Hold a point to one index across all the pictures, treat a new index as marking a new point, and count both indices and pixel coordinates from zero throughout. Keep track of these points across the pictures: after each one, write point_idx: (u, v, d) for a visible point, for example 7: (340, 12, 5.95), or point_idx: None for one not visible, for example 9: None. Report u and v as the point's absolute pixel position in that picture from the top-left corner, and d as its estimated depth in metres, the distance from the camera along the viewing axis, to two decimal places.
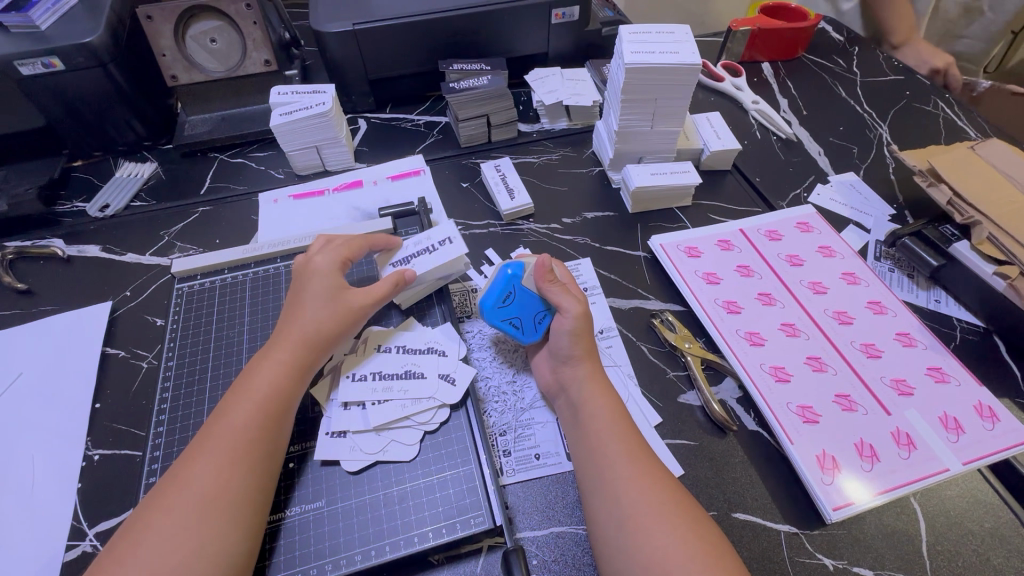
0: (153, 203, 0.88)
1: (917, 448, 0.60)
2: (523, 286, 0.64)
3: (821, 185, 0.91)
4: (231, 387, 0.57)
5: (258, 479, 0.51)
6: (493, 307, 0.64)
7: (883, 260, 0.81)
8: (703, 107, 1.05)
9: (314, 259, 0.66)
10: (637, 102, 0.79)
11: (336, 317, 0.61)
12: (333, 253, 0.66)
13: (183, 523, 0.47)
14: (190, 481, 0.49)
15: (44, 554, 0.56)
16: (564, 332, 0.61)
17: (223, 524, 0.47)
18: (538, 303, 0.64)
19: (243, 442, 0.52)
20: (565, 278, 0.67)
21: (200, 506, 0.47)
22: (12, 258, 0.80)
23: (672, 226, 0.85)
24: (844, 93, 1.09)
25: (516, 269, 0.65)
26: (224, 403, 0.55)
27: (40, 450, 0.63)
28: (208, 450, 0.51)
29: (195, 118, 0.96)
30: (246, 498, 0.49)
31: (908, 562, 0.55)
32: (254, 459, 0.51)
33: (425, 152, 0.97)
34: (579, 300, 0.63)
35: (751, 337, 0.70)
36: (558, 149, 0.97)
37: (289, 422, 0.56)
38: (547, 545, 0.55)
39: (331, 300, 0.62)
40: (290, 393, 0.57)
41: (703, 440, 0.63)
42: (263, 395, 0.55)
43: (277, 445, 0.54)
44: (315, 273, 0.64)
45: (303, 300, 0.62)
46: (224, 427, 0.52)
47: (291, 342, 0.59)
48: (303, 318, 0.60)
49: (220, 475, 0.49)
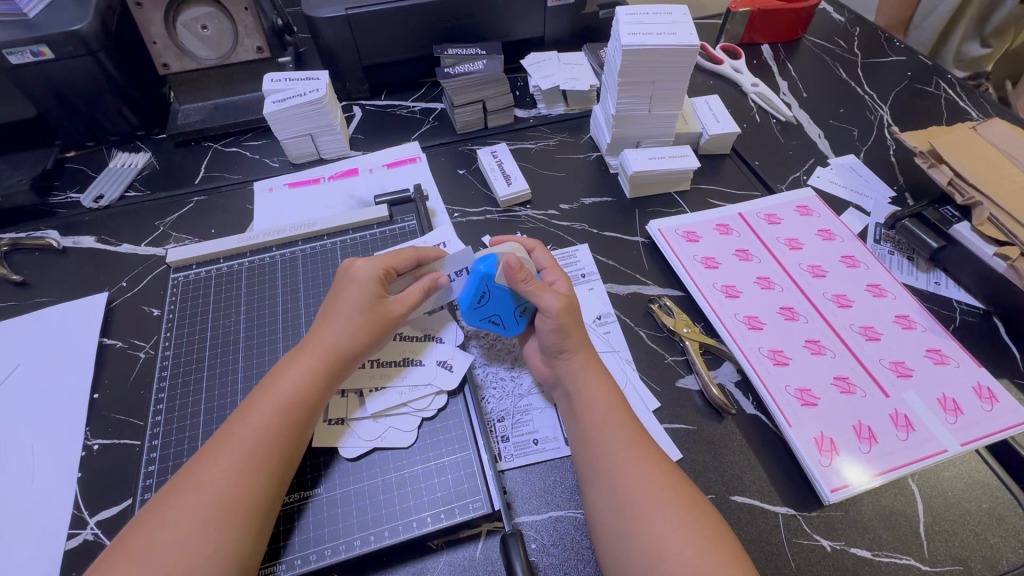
0: (148, 194, 0.88)
1: (916, 429, 0.60)
2: (495, 283, 0.61)
3: (821, 168, 0.90)
4: (257, 388, 0.55)
5: (274, 486, 0.51)
6: (469, 307, 0.63)
7: (883, 243, 0.80)
8: (701, 90, 1.04)
9: (358, 262, 0.62)
10: (634, 84, 0.78)
11: (370, 329, 0.59)
12: (377, 260, 0.62)
13: (196, 526, 0.46)
14: (207, 483, 0.48)
15: (46, 541, 0.57)
16: (549, 330, 0.59)
17: (237, 529, 0.47)
18: (512, 299, 0.62)
19: (262, 448, 0.51)
20: (542, 264, 0.66)
21: (215, 510, 0.47)
22: (8, 250, 0.80)
23: (670, 210, 0.85)
24: (845, 74, 1.07)
25: (487, 267, 0.61)
26: (249, 405, 0.54)
27: (40, 440, 0.63)
28: (230, 454, 0.50)
29: (189, 107, 0.95)
30: (261, 503, 0.49)
31: (906, 542, 0.55)
32: (272, 465, 0.51)
33: (420, 138, 0.96)
34: (557, 295, 0.60)
35: (750, 320, 0.70)
36: (555, 135, 0.96)
37: (309, 429, 0.55)
38: (546, 529, 0.55)
39: (368, 311, 0.59)
40: (314, 402, 0.55)
41: (701, 423, 0.63)
42: (287, 402, 0.54)
43: (295, 451, 0.53)
44: (354, 279, 0.61)
45: (339, 307, 0.59)
46: (248, 431, 0.52)
47: (319, 350, 0.57)
48: (336, 328, 0.58)
49: (239, 479, 0.49)
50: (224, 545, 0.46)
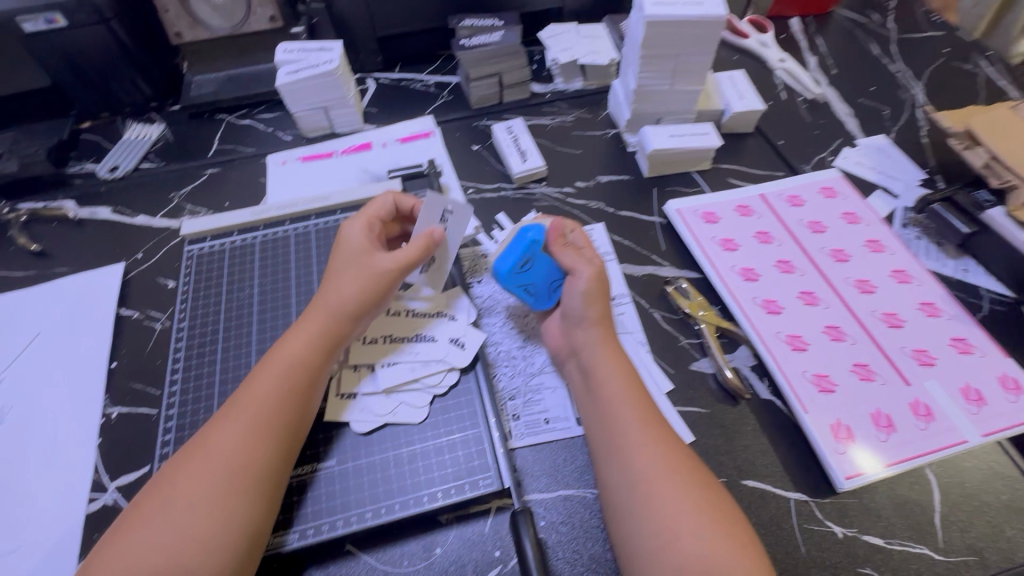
0: (162, 165, 0.87)
1: (936, 419, 0.59)
2: (540, 252, 0.62)
3: (848, 148, 0.87)
4: (264, 357, 0.56)
5: (283, 451, 0.51)
6: (510, 272, 0.62)
7: (909, 227, 0.77)
8: (726, 65, 1.00)
9: (349, 228, 0.63)
10: (656, 58, 0.75)
11: (362, 287, 0.58)
12: (361, 219, 0.63)
13: (205, 492, 0.46)
14: (214, 450, 0.49)
15: (68, 503, 0.58)
16: (577, 293, 0.60)
17: (246, 494, 0.47)
18: (553, 270, 0.63)
19: (267, 414, 0.51)
20: (581, 243, 0.65)
21: (223, 474, 0.47)
22: (26, 220, 0.80)
23: (689, 190, 0.82)
24: (878, 50, 1.02)
25: (536, 235, 0.63)
26: (254, 372, 0.54)
27: (61, 407, 0.65)
28: (236, 421, 0.50)
29: (201, 77, 0.94)
30: (269, 469, 0.49)
31: (920, 532, 0.54)
32: (278, 430, 0.51)
33: (435, 113, 0.94)
34: (591, 262, 0.62)
35: (768, 304, 0.68)
36: (572, 111, 0.93)
37: (316, 395, 0.55)
38: (555, 507, 0.56)
39: (359, 271, 0.59)
40: (317, 367, 0.55)
41: (715, 407, 0.62)
42: (290, 367, 0.54)
43: (302, 418, 0.53)
44: (346, 246, 0.62)
45: (336, 272, 0.60)
46: (252, 397, 0.52)
47: (319, 316, 0.57)
48: (333, 292, 0.58)
49: (245, 445, 0.49)
50: (233, 510, 0.46)
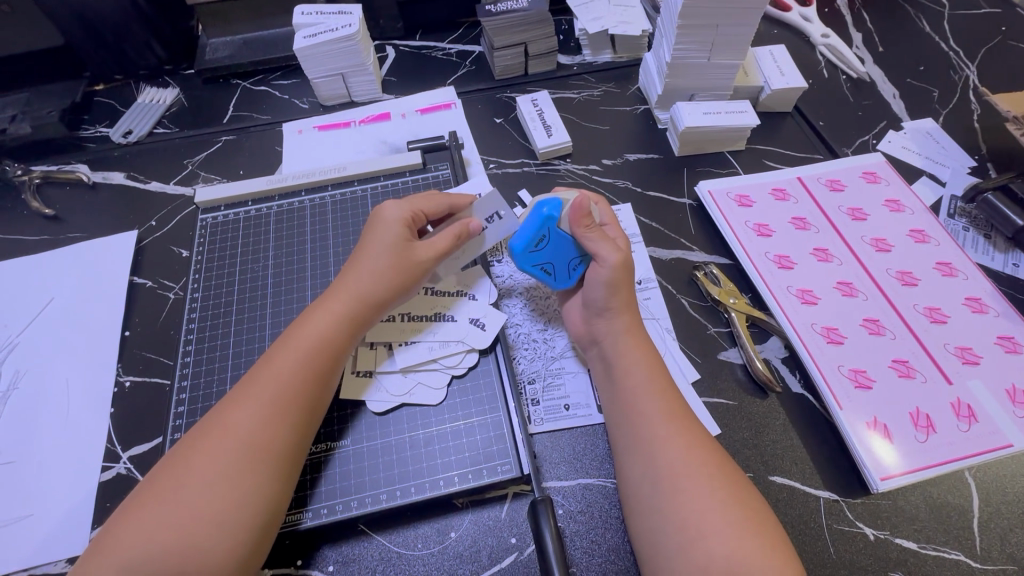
0: (176, 131, 0.85)
1: (978, 421, 0.56)
2: (557, 229, 0.58)
3: (893, 132, 0.82)
4: (283, 334, 0.53)
5: (301, 434, 0.49)
6: (524, 250, 0.58)
7: (957, 218, 0.73)
8: (764, 39, 0.94)
9: (386, 206, 0.59)
10: (695, 28, 0.70)
11: (394, 276, 0.56)
12: (405, 203, 0.59)
13: (222, 473, 0.45)
14: (232, 430, 0.47)
15: (82, 471, 0.58)
16: (603, 281, 0.56)
17: (264, 477, 0.46)
18: (572, 248, 0.59)
19: (288, 396, 0.49)
20: (604, 219, 0.62)
21: (242, 456, 0.46)
22: (39, 182, 0.79)
23: (722, 171, 0.78)
24: (928, 27, 0.96)
25: (552, 209, 0.58)
26: (275, 350, 0.52)
27: (74, 374, 0.64)
28: (255, 401, 0.48)
29: (217, 41, 0.91)
30: (287, 454, 0.48)
31: (957, 538, 0.52)
32: (298, 413, 0.49)
33: (456, 84, 0.90)
34: (618, 249, 0.57)
35: (803, 294, 0.65)
36: (600, 85, 0.89)
37: (335, 378, 0.53)
38: (574, 496, 0.54)
39: (395, 255, 0.56)
40: (339, 350, 0.53)
41: (743, 399, 0.60)
42: (312, 349, 0.52)
43: (320, 399, 0.51)
44: (382, 224, 0.58)
45: (367, 251, 0.57)
46: (273, 378, 0.50)
47: (346, 296, 0.54)
48: (363, 273, 0.55)
49: (264, 427, 0.47)
50: (249, 493, 0.45)
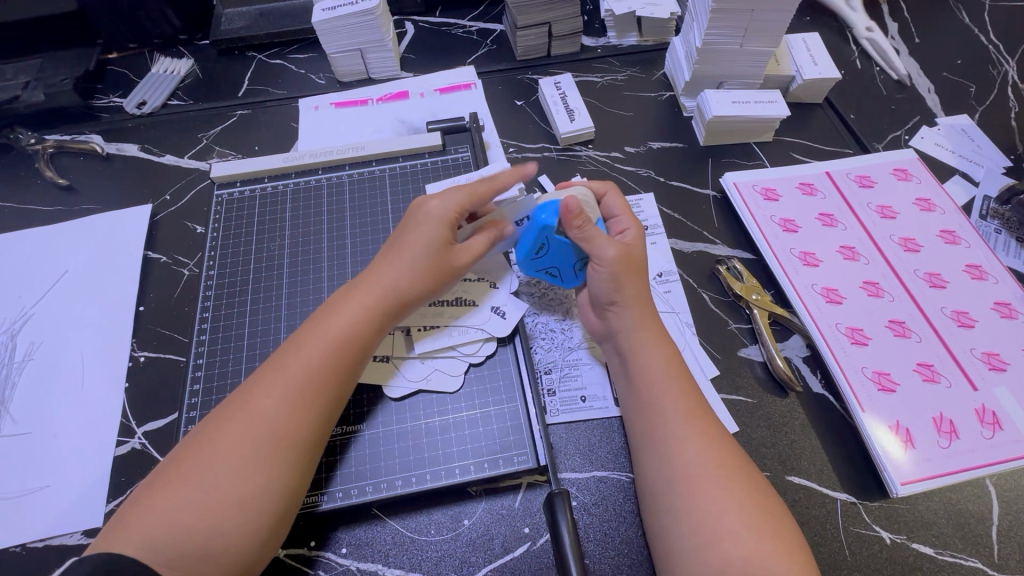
0: (190, 103, 0.83)
1: (1003, 429, 0.55)
2: (556, 236, 0.55)
3: (926, 128, 0.80)
4: (311, 320, 0.52)
5: (324, 422, 0.49)
6: (526, 257, 0.58)
7: (989, 219, 0.71)
8: (796, 26, 0.91)
9: (430, 202, 0.56)
10: (728, 12, 0.67)
11: (432, 274, 0.54)
12: (452, 201, 0.56)
13: (249, 459, 0.44)
14: (258, 417, 0.46)
15: (96, 444, 0.58)
16: (628, 273, 0.55)
17: (289, 466, 0.46)
18: (573, 253, 0.56)
19: (314, 384, 0.48)
20: (616, 210, 0.60)
21: (268, 443, 0.45)
22: (53, 152, 0.78)
23: (747, 163, 0.76)
24: (968, 18, 0.92)
25: (548, 215, 0.55)
26: (302, 337, 0.51)
27: (89, 347, 0.64)
28: (282, 388, 0.48)
29: (232, 12, 0.89)
30: (311, 442, 0.47)
31: (975, 545, 0.52)
32: (323, 402, 0.48)
33: (476, 63, 0.88)
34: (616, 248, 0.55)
35: (829, 293, 0.63)
36: (624, 69, 0.86)
37: (361, 369, 0.52)
38: (588, 488, 0.54)
39: (433, 256, 0.54)
40: (368, 342, 0.52)
41: (762, 398, 0.59)
42: (340, 339, 0.51)
43: (346, 388, 0.51)
44: (425, 221, 0.55)
45: (405, 247, 0.55)
46: (299, 365, 0.49)
47: (376, 287, 0.53)
48: (396, 269, 0.54)
49: (290, 415, 0.47)
50: (274, 479, 0.45)
